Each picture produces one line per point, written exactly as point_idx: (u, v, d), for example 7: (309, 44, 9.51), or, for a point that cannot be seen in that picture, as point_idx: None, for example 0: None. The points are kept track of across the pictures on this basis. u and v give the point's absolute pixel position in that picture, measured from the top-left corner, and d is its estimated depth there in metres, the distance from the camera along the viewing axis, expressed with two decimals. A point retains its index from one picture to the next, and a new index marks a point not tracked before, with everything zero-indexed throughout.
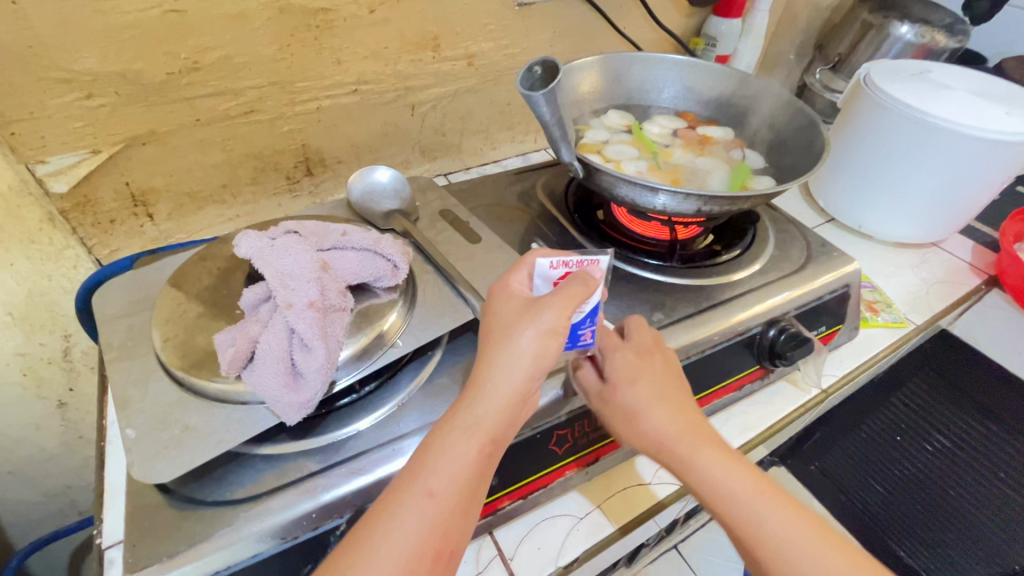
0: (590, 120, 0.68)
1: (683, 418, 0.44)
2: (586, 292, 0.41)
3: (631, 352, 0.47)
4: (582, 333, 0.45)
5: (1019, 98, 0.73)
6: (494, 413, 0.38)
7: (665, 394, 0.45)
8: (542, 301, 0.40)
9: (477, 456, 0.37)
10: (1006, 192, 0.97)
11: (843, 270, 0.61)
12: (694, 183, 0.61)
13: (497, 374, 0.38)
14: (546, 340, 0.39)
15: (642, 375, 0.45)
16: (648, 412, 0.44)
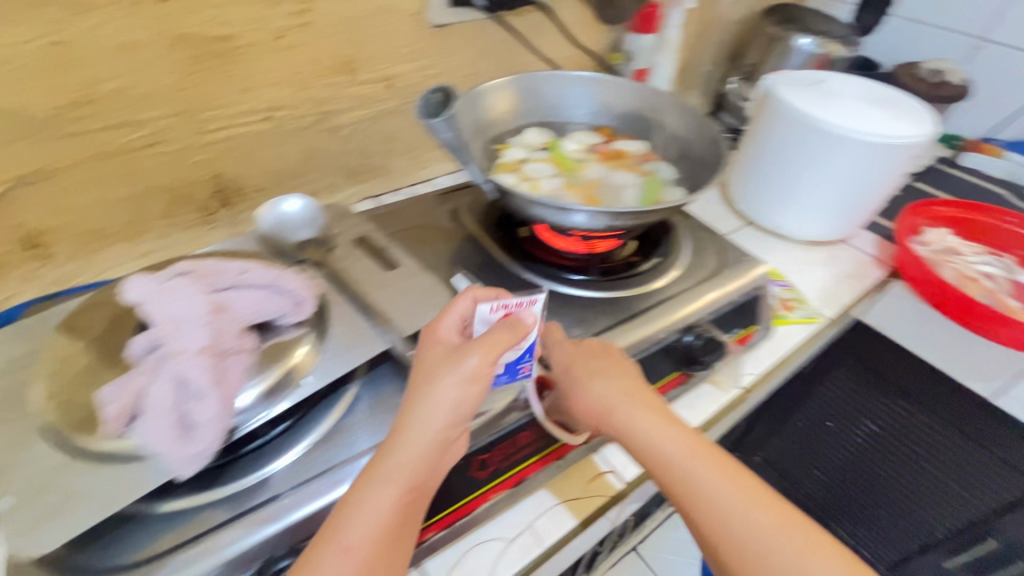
0: (508, 139, 0.69)
1: (624, 390, 0.47)
2: (516, 339, 0.42)
3: (577, 343, 0.52)
4: (520, 366, 0.47)
5: (902, 104, 0.79)
6: (413, 463, 0.38)
7: (608, 369, 0.49)
8: (469, 346, 0.41)
9: (395, 505, 0.38)
10: (906, 188, 1.04)
11: (752, 272, 0.64)
12: (606, 199, 0.62)
13: (418, 424, 0.39)
14: (466, 386, 0.40)
15: (587, 356, 0.50)
16: (591, 386, 0.48)
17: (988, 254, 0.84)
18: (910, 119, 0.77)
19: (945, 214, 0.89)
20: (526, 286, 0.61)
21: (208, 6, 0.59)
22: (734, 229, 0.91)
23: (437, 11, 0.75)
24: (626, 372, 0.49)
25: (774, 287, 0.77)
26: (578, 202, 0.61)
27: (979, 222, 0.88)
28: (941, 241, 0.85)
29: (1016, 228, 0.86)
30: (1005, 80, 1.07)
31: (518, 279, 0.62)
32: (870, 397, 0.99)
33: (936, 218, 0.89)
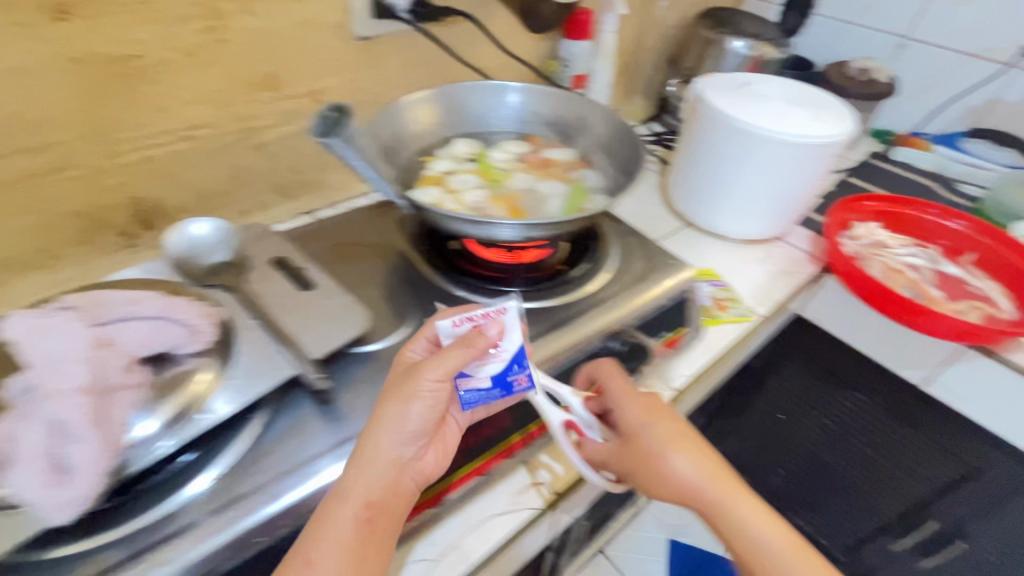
0: (435, 151, 0.68)
1: (701, 464, 0.49)
2: (465, 353, 0.43)
3: (644, 402, 0.51)
4: (511, 378, 0.46)
5: (823, 105, 0.81)
6: (370, 479, 0.42)
7: (684, 440, 0.49)
8: (419, 365, 0.44)
9: (355, 521, 0.40)
10: (840, 183, 1.07)
11: (677, 275, 0.65)
12: (530, 208, 0.62)
13: (377, 444, 0.43)
14: (419, 407, 0.43)
15: (661, 422, 0.50)
16: (666, 458, 0.48)
17: (915, 245, 0.87)
18: (830, 118, 0.79)
19: (877, 207, 0.92)
20: (451, 301, 0.60)
21: (111, 25, 0.57)
22: (672, 230, 0.92)
23: (364, 23, 0.74)
24: (696, 443, 0.50)
25: (708, 287, 0.78)
26: (501, 213, 0.60)
27: (909, 214, 0.91)
28: (870, 234, 0.88)
29: (942, 220, 0.89)
30: (928, 76, 1.12)
31: (445, 292, 0.61)
32: (813, 390, 1.02)
33: (869, 210, 0.91)
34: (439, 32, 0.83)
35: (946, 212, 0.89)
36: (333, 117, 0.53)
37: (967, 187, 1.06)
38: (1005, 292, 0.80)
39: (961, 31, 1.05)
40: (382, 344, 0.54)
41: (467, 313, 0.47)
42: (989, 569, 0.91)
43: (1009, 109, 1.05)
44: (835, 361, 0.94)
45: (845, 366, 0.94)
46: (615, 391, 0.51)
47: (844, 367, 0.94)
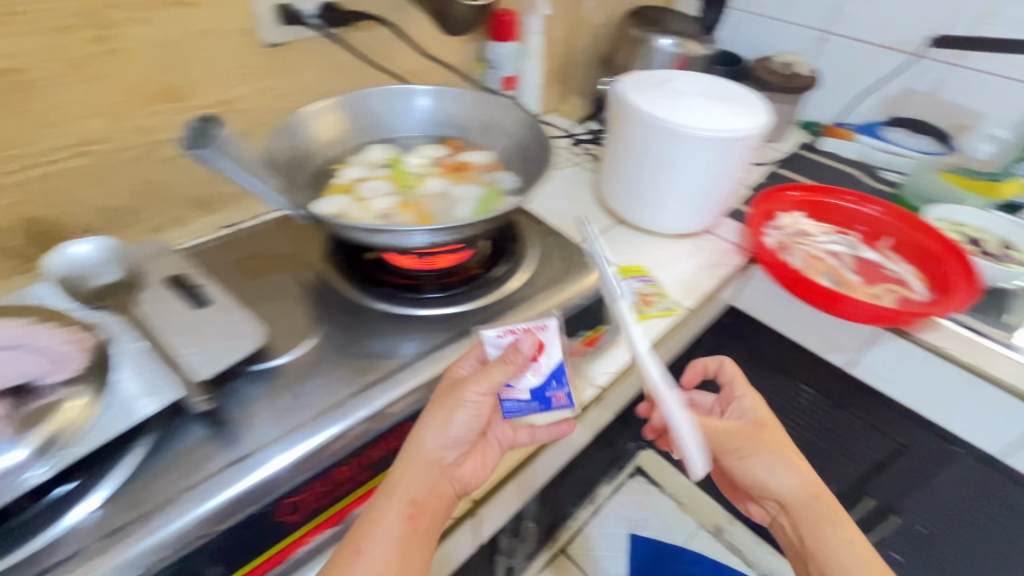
0: (347, 159, 0.67)
1: (800, 467, 0.61)
2: (509, 368, 0.50)
3: (760, 408, 0.65)
4: (549, 393, 0.56)
5: (739, 99, 0.83)
6: (416, 481, 0.48)
7: (786, 447, 0.61)
8: (466, 379, 0.50)
9: (402, 517, 0.46)
10: (769, 174, 1.09)
11: (594, 273, 0.65)
12: (440, 213, 0.61)
13: (426, 446, 0.48)
14: (467, 416, 0.49)
15: (772, 428, 0.63)
16: (767, 455, 0.60)
17: (836, 233, 0.90)
18: (746, 113, 0.80)
19: (800, 197, 0.94)
20: (362, 312, 0.59)
21: None
22: (605, 228, 0.92)
23: (271, 29, 0.72)
24: (794, 452, 0.62)
25: (634, 283, 0.79)
26: (408, 220, 0.59)
27: (830, 203, 0.94)
28: (794, 224, 0.91)
29: (860, 208, 0.93)
30: (848, 69, 1.16)
31: (356, 303, 0.60)
32: (754, 379, 1.03)
33: (793, 200, 0.94)
34: (355, 36, 0.81)
35: (863, 201, 0.93)
36: (201, 127, 0.53)
37: (888, 174, 1.10)
38: (918, 276, 0.83)
39: (875, 25, 1.09)
40: (283, 359, 0.53)
41: (508, 326, 0.55)
42: (921, 541, 0.94)
43: (923, 98, 1.09)
44: (772, 351, 0.97)
45: (783, 354, 0.95)
46: (738, 386, 0.67)
47: (782, 356, 0.96)
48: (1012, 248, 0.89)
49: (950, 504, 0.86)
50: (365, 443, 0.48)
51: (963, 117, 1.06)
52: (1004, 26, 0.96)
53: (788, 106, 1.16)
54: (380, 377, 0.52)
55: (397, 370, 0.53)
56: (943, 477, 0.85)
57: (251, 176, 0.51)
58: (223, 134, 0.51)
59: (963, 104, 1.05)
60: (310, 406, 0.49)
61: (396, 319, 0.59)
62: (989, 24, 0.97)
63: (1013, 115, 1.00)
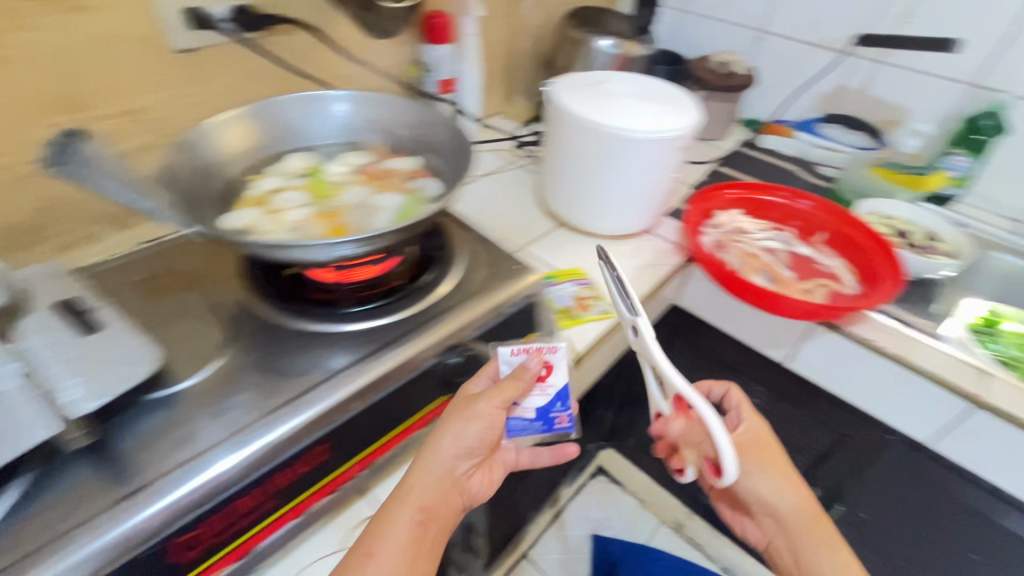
0: (264, 169, 0.64)
1: (795, 490, 0.60)
2: (516, 389, 0.53)
3: (764, 431, 0.64)
4: (553, 415, 0.59)
5: (670, 99, 0.83)
6: (429, 487, 0.49)
7: (785, 471, 0.61)
8: (478, 396, 0.52)
9: (414, 522, 0.48)
10: (710, 172, 1.11)
11: (522, 281, 0.64)
12: (355, 223, 0.58)
13: (439, 456, 0.50)
14: (481, 428, 0.51)
15: (775, 453, 0.62)
16: (761, 477, 0.60)
17: (771, 230, 0.91)
18: (676, 112, 0.80)
19: (736, 195, 0.95)
20: (273, 330, 0.56)
21: None
22: (546, 232, 0.91)
23: (180, 34, 0.68)
24: (794, 478, 0.61)
25: (572, 287, 0.78)
26: (320, 232, 0.57)
27: (764, 200, 0.95)
28: (731, 222, 0.92)
29: (793, 203, 0.94)
30: (783, 68, 1.18)
31: (269, 320, 0.57)
32: (700, 379, 1.03)
33: (729, 199, 0.95)
34: (276, 40, 0.78)
35: (795, 196, 0.94)
36: (62, 143, 0.52)
37: (825, 169, 1.14)
38: (849, 270, 0.84)
39: (805, 24, 1.11)
40: (186, 384, 0.50)
41: (523, 344, 0.57)
42: (866, 527, 0.95)
43: (854, 95, 1.12)
44: (719, 348, 0.97)
45: (729, 350, 0.95)
46: (743, 410, 0.66)
47: (728, 353, 0.96)
48: (936, 239, 0.92)
49: (887, 490, 0.89)
50: (271, 469, 0.46)
51: (892, 113, 1.09)
52: (923, 24, 0.99)
53: (731, 105, 1.17)
54: (291, 398, 0.49)
55: (306, 390, 0.50)
56: (879, 465, 0.87)
57: (131, 191, 0.49)
58: (89, 149, 0.51)
59: (890, 100, 1.08)
60: (211, 434, 0.46)
61: (310, 336, 0.56)
62: (909, 23, 1.01)
63: (936, 110, 1.04)
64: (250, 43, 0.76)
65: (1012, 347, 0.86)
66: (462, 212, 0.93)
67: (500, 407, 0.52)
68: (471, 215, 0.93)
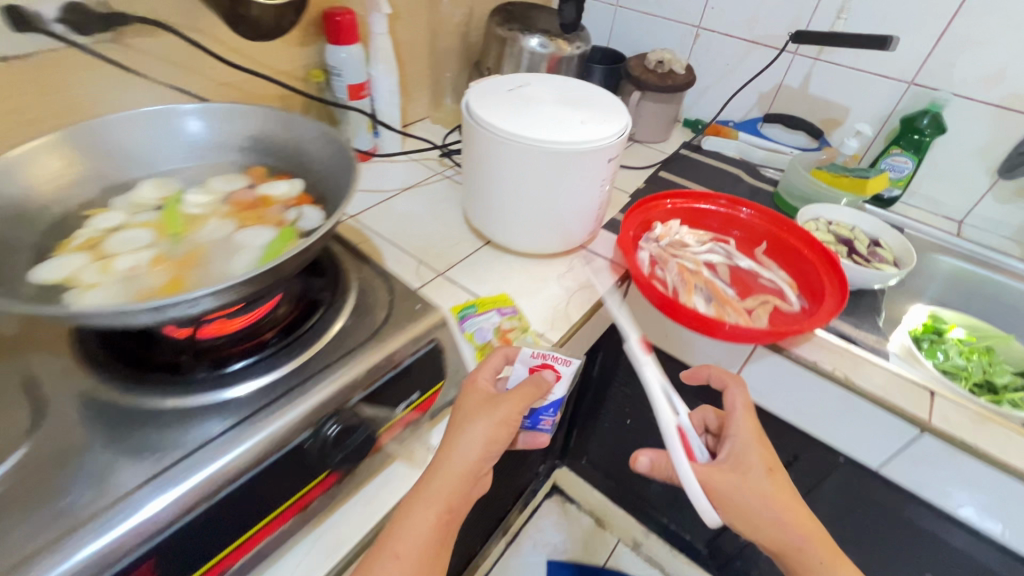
0: (108, 201, 0.54)
1: (785, 507, 0.56)
2: (535, 394, 0.55)
3: (755, 439, 0.61)
4: (543, 417, 0.64)
5: (596, 105, 0.76)
6: (451, 486, 0.49)
7: (776, 491, 0.57)
8: (499, 398, 0.53)
9: (438, 520, 0.47)
10: (650, 178, 1.04)
11: (419, 323, 0.54)
12: (210, 268, 0.48)
13: (455, 455, 0.50)
14: (496, 428, 0.52)
15: (771, 469, 0.58)
16: (751, 495, 0.56)
17: (713, 242, 0.85)
18: (604, 119, 0.73)
19: (678, 206, 0.89)
20: (95, 409, 0.44)
21: None
22: (471, 252, 0.82)
23: None
24: (786, 491, 0.57)
25: (496, 319, 0.70)
26: (163, 281, 0.46)
27: (705, 208, 0.89)
28: (673, 234, 0.85)
29: (737, 213, 0.88)
30: (722, 66, 1.13)
31: (94, 394, 0.45)
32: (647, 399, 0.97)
33: (670, 210, 0.88)
34: (131, 42, 0.65)
35: (737, 204, 0.89)
36: None
37: (769, 171, 1.10)
38: (793, 284, 0.79)
39: (743, 20, 1.06)
40: None
41: (545, 352, 0.59)
42: None
43: (793, 93, 1.08)
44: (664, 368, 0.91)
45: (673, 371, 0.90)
46: (735, 416, 0.63)
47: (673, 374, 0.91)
48: (879, 245, 0.88)
49: (835, 510, 0.85)
50: None
51: (833, 112, 1.05)
52: (859, 20, 0.95)
53: (670, 106, 1.11)
54: (177, 458, 0.41)
55: (203, 444, 0.42)
56: (828, 485, 0.83)
57: None
58: None
59: (829, 99, 1.04)
60: None
61: (146, 411, 0.45)
62: (844, 19, 0.96)
63: (875, 109, 1.00)
64: (97, 47, 0.62)
65: (956, 356, 0.83)
66: (377, 233, 0.83)
67: (516, 416, 0.53)
68: (386, 236, 0.83)
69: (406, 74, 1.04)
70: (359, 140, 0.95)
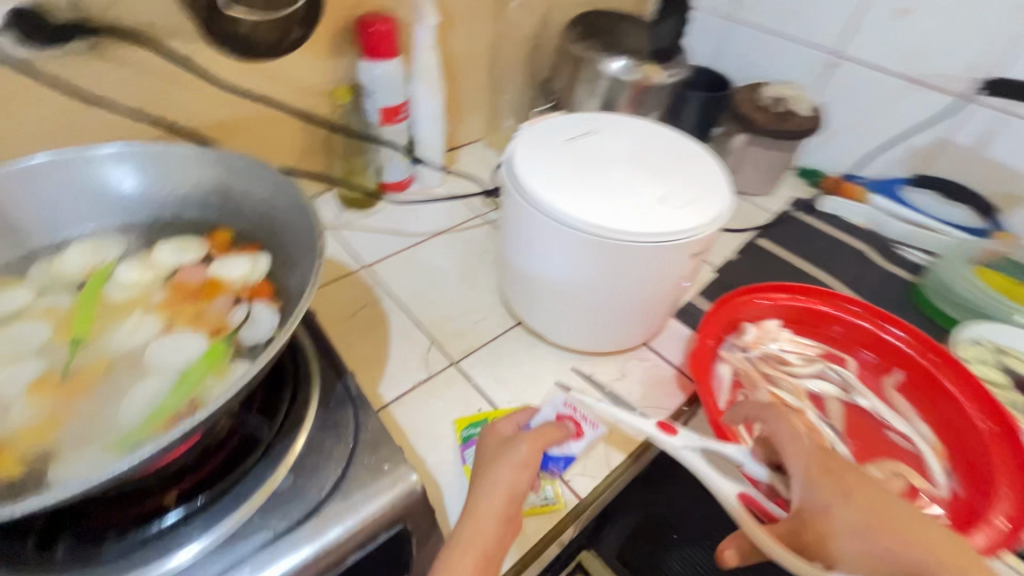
0: (26, 270, 0.42)
1: (895, 541, 0.36)
2: (560, 434, 0.47)
3: (814, 461, 0.41)
4: (551, 464, 0.52)
5: (682, 173, 0.56)
6: (481, 536, 0.40)
7: (880, 520, 0.37)
8: (516, 437, 0.46)
9: (474, 571, 0.39)
10: (745, 247, 0.82)
11: (377, 501, 0.38)
12: (99, 405, 0.35)
13: (479, 497, 0.42)
14: (519, 473, 0.43)
15: (850, 491, 0.39)
16: (854, 537, 0.37)
17: (825, 363, 0.63)
18: (692, 198, 0.53)
19: (785, 301, 0.67)
20: None
21: None
22: (497, 333, 0.66)
23: None
24: (881, 507, 0.38)
25: None
26: (32, 422, 0.33)
27: (826, 311, 0.66)
28: (769, 341, 0.64)
29: (869, 326, 0.65)
30: (864, 106, 0.87)
31: None
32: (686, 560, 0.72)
33: (772, 305, 0.66)
34: (73, 45, 0.50)
35: (872, 314, 0.65)
36: None
37: (908, 253, 0.84)
38: (939, 449, 0.56)
39: (907, 51, 0.79)
40: None
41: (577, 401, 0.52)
42: None
43: (962, 154, 0.80)
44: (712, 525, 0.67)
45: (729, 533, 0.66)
46: (786, 451, 0.43)
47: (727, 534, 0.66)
48: None
49: None
50: None
51: (1019, 186, 0.77)
52: None
53: (785, 154, 0.88)
54: None
55: None
56: None
57: None
58: None
59: (1018, 169, 0.76)
60: None
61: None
62: None
63: None
64: (26, 55, 0.49)
65: None
66: (390, 294, 0.68)
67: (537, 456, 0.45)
68: (401, 299, 0.68)
69: (459, 92, 0.87)
70: (392, 170, 0.79)
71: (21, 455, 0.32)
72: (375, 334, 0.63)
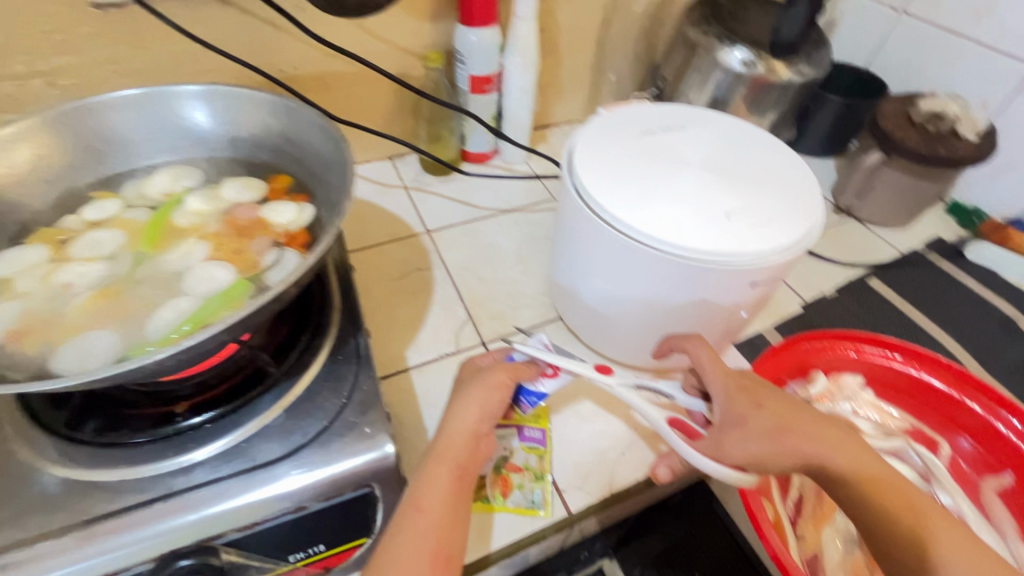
0: (123, 185, 0.49)
1: (821, 444, 0.38)
2: (531, 374, 0.46)
3: (731, 381, 0.43)
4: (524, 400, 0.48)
5: (769, 190, 0.48)
6: (456, 446, 0.40)
7: (787, 424, 0.40)
8: (488, 368, 0.45)
9: (451, 480, 0.38)
10: (847, 284, 0.70)
11: (351, 461, 0.39)
12: (134, 313, 0.39)
13: (455, 415, 0.42)
14: (490, 393, 0.43)
15: (762, 403, 0.41)
16: (768, 438, 0.39)
17: (908, 442, 0.53)
18: (768, 219, 0.46)
19: (873, 358, 0.56)
20: None
21: None
22: (535, 323, 0.64)
23: None
24: (791, 413, 0.40)
25: (511, 444, 0.51)
26: (82, 317, 0.39)
27: (926, 381, 0.55)
28: (841, 400, 0.55)
29: (980, 412, 0.53)
30: None
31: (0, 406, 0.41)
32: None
33: (856, 359, 0.56)
34: None
35: (989, 400, 0.53)
36: None
37: None
38: None
39: None
40: None
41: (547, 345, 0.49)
42: None
43: None
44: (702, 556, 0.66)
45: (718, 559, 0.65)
46: (706, 373, 0.45)
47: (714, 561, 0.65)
48: None
49: None
50: None
51: None
52: None
53: (933, 185, 0.72)
54: (50, 529, 0.35)
55: (115, 512, 0.36)
56: None
57: None
58: None
59: None
60: None
61: (13, 455, 0.38)
62: None
63: None
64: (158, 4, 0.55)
65: None
66: (442, 262, 0.69)
67: (511, 385, 0.44)
68: (451, 269, 0.68)
69: (560, 71, 0.84)
70: (473, 141, 0.80)
71: (65, 342, 0.37)
72: (416, 300, 0.65)
